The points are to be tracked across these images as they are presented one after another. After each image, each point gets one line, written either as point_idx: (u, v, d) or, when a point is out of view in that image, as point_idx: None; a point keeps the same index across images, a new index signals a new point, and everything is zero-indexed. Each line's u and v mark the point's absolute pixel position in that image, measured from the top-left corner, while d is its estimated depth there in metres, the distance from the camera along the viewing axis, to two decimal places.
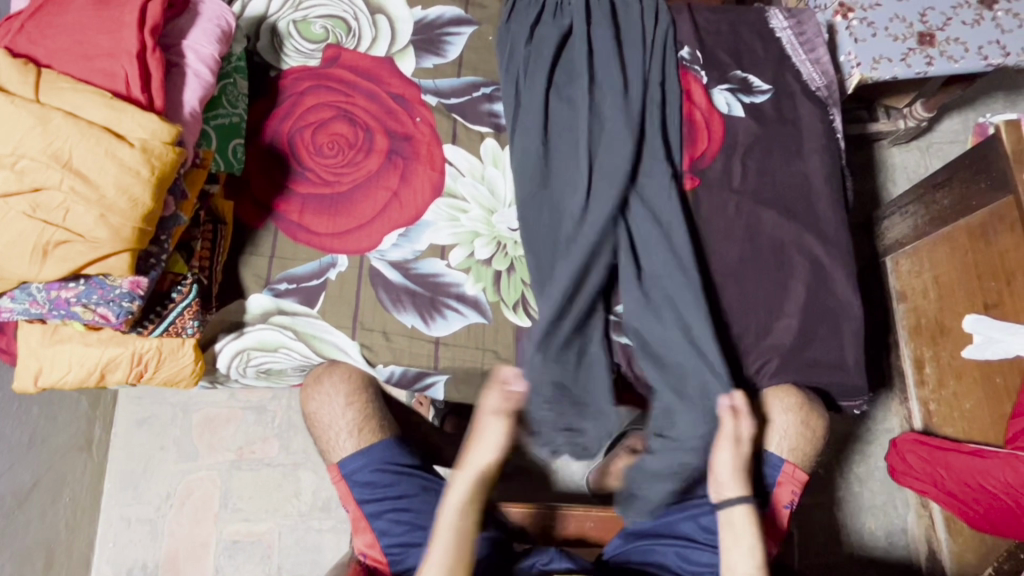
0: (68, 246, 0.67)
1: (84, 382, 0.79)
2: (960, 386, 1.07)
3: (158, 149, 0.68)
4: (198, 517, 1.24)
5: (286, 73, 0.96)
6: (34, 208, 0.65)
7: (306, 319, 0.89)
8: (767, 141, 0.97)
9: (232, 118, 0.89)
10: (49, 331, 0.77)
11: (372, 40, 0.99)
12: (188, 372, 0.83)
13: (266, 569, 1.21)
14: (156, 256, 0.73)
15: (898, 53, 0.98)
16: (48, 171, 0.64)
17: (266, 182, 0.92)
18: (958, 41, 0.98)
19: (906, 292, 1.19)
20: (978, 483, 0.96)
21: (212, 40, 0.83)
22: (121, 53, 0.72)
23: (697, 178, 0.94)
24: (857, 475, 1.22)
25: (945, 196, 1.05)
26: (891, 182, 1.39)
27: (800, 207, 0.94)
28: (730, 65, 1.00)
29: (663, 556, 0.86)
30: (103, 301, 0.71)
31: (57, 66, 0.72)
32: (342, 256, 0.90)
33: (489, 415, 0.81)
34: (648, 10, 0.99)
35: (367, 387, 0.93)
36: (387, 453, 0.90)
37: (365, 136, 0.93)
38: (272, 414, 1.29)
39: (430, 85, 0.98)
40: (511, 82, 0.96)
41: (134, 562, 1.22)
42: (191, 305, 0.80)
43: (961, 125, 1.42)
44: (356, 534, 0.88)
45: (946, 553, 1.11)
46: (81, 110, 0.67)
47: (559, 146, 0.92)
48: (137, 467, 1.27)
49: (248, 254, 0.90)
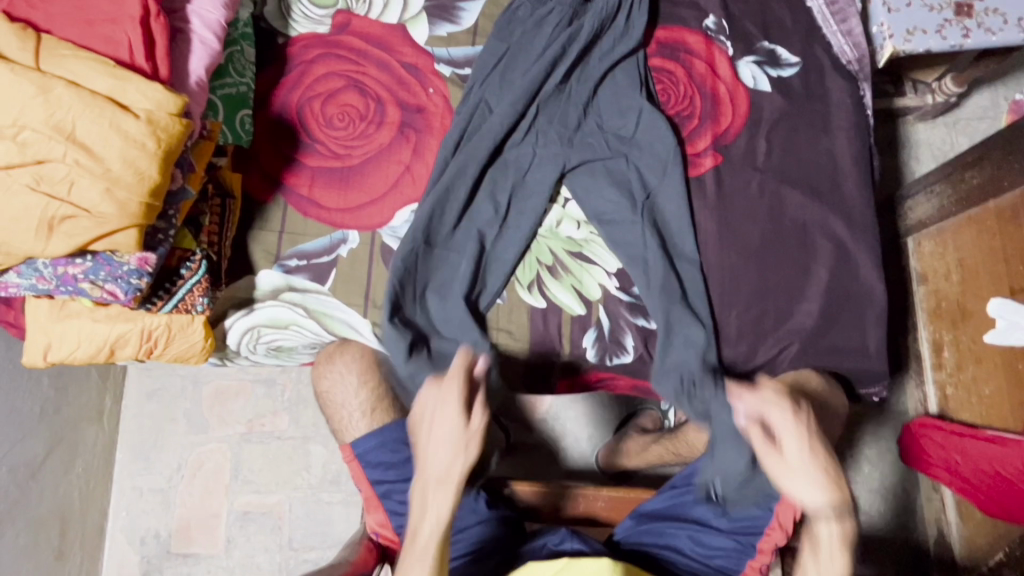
0: (74, 221, 0.65)
1: (93, 358, 0.78)
2: (980, 371, 1.04)
3: (164, 121, 0.66)
4: (210, 489, 1.25)
5: (294, 40, 0.93)
6: (38, 180, 0.63)
7: (317, 296, 0.87)
8: (793, 116, 0.93)
9: (239, 87, 0.86)
10: (56, 306, 0.75)
11: (382, 6, 0.95)
12: (198, 348, 0.82)
13: (277, 539, 1.23)
14: (164, 232, 0.71)
15: (934, 24, 0.93)
16: (51, 143, 0.62)
17: (275, 155, 0.89)
18: (997, 12, 0.93)
19: (926, 275, 1.16)
20: (995, 468, 0.95)
21: (218, 5, 0.80)
22: (124, 19, 0.69)
23: (719, 155, 0.91)
24: (867, 457, 1.22)
25: (975, 175, 1.01)
26: (915, 159, 1.35)
27: (825, 188, 0.91)
28: (757, 36, 0.96)
29: (675, 539, 0.85)
30: (111, 277, 0.70)
31: (56, 31, 0.68)
32: (353, 232, 0.88)
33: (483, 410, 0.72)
34: (624, 5, 0.92)
35: (379, 366, 0.88)
36: (402, 433, 0.86)
37: (376, 107, 0.90)
38: (281, 387, 1.29)
39: (444, 54, 0.94)
40: (477, 88, 0.90)
41: (147, 531, 1.23)
42: (201, 282, 0.78)
43: (991, 102, 1.37)
44: (368, 512, 0.85)
45: (956, 535, 1.10)
46: (84, 79, 0.65)
47: (524, 173, 0.89)
48: (148, 438, 1.27)
49: (257, 229, 0.88)
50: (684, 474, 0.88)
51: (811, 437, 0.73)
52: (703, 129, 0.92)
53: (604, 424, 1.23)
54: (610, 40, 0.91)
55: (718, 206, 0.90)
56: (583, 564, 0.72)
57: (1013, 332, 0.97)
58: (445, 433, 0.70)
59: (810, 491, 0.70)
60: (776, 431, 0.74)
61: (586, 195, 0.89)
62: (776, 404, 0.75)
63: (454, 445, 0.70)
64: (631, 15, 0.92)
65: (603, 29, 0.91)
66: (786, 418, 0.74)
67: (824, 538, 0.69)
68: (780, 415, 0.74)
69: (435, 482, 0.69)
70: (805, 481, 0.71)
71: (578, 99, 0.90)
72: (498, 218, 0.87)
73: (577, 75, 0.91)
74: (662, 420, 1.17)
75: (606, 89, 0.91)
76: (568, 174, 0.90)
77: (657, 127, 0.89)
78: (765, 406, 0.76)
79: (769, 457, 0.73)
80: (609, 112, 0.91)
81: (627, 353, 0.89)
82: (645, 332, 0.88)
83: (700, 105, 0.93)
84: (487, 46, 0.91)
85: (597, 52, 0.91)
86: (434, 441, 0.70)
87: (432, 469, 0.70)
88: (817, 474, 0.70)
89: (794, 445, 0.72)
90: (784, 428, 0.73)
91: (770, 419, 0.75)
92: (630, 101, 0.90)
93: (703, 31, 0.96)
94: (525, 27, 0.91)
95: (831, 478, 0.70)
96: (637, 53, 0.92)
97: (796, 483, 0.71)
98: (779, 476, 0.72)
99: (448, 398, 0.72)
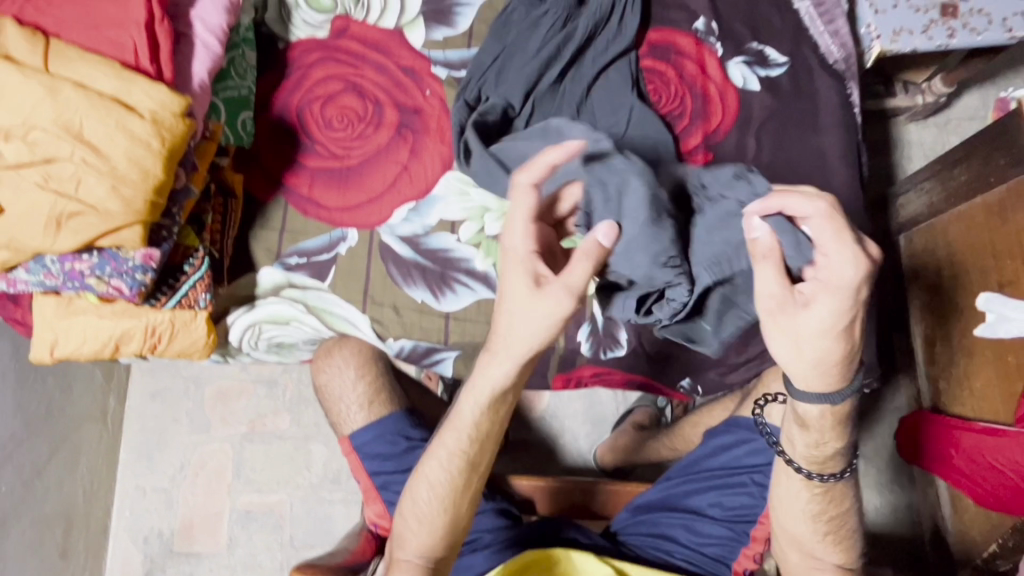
0: (81, 218, 0.66)
1: (99, 354, 0.80)
2: (971, 365, 1.05)
3: (169, 121, 0.68)
4: (212, 488, 1.26)
5: (294, 45, 0.95)
6: (46, 179, 0.65)
7: (317, 293, 0.89)
8: (783, 114, 0.95)
9: (240, 90, 0.88)
10: (63, 303, 0.77)
11: (381, 11, 0.97)
12: (201, 344, 0.84)
13: (279, 538, 1.24)
14: (168, 228, 0.73)
15: (919, 25, 0.95)
16: (60, 143, 0.64)
17: (275, 156, 0.91)
18: (981, 13, 0.95)
19: (918, 271, 1.17)
20: (988, 460, 0.96)
21: (220, 10, 0.82)
22: (130, 24, 0.71)
23: (710, 153, 0.94)
24: (863, 452, 1.24)
25: (964, 172, 1.04)
26: (907, 159, 1.37)
27: (815, 184, 0.93)
28: (746, 37, 0.98)
29: (670, 528, 0.86)
30: (117, 273, 0.72)
31: (64, 35, 0.71)
32: (352, 231, 0.90)
33: (562, 289, 0.61)
34: (616, 8, 0.94)
35: (376, 362, 0.93)
36: (399, 425, 0.88)
37: (375, 108, 0.93)
38: (282, 388, 1.30)
39: (440, 57, 0.97)
40: (473, 90, 0.92)
41: (151, 530, 1.24)
42: (204, 278, 0.80)
43: (981, 101, 1.39)
44: (368, 504, 0.87)
45: (951, 529, 1.10)
46: (91, 81, 0.67)
47: None
48: (151, 438, 1.28)
49: (258, 228, 0.90)
50: (680, 466, 0.90)
51: (852, 318, 0.60)
52: (693, 128, 0.94)
53: (603, 422, 1.25)
54: (603, 41, 0.93)
55: None
56: (576, 558, 0.76)
57: (1003, 325, 0.98)
58: (513, 303, 0.63)
59: (783, 351, 0.63)
60: (815, 231, 0.60)
61: None
62: (853, 264, 0.58)
63: (523, 318, 0.63)
64: (623, 18, 0.95)
65: (596, 31, 0.93)
66: (844, 278, 0.59)
67: (814, 417, 0.68)
68: (838, 271, 0.59)
69: (494, 355, 0.66)
70: (812, 350, 0.62)
71: (572, 99, 0.92)
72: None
73: (571, 76, 0.93)
74: (659, 417, 1.18)
75: (599, 89, 0.93)
76: None
77: (648, 126, 0.91)
78: (837, 253, 0.59)
79: (772, 262, 0.62)
80: (602, 111, 0.93)
81: (620, 346, 0.91)
82: (636, 326, 0.90)
83: (691, 104, 0.95)
84: (482, 48, 0.93)
85: (591, 53, 0.93)
86: (504, 309, 0.64)
87: (495, 341, 0.66)
88: (829, 346, 0.61)
89: (825, 321, 0.60)
90: (827, 233, 0.60)
91: (823, 251, 0.60)
92: (622, 100, 0.92)
93: (693, 32, 0.98)
94: (520, 29, 0.93)
95: (846, 357, 0.62)
96: (629, 55, 0.95)
97: (778, 346, 0.63)
98: (760, 257, 0.62)
99: (516, 263, 0.63)
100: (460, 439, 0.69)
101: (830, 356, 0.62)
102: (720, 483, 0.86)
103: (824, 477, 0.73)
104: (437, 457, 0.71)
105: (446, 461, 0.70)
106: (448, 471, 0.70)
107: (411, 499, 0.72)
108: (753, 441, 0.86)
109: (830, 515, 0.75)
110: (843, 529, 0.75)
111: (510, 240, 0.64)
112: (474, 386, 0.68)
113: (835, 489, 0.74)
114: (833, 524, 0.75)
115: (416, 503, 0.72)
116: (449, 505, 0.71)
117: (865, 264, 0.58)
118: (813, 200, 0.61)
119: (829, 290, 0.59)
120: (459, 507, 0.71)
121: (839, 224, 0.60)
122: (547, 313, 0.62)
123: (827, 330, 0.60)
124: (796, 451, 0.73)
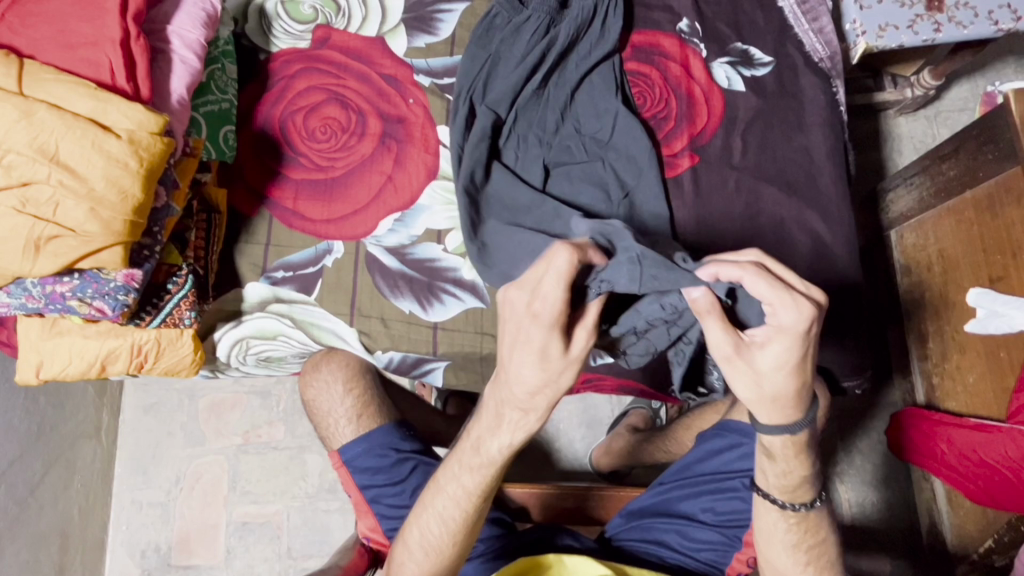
0: (60, 241, 0.66)
1: (85, 374, 0.80)
2: (964, 360, 1.04)
3: (146, 140, 0.67)
4: (208, 500, 1.26)
5: (275, 56, 0.95)
6: (23, 203, 0.65)
7: (304, 306, 0.89)
8: (768, 114, 0.95)
9: (221, 104, 0.87)
10: (47, 324, 0.77)
11: (362, 20, 0.97)
12: (188, 361, 0.84)
13: (276, 549, 1.24)
14: (149, 248, 0.73)
15: (905, 20, 0.94)
16: (35, 166, 0.64)
17: (258, 169, 0.91)
18: (967, 6, 0.94)
19: (910, 266, 1.16)
20: (978, 456, 0.95)
21: (198, 24, 0.81)
22: (105, 42, 0.71)
23: (695, 155, 0.93)
24: (859, 448, 1.24)
25: (951, 167, 1.04)
26: (897, 152, 1.36)
27: (801, 183, 0.92)
28: (730, 37, 0.98)
29: (663, 534, 0.85)
30: (99, 294, 0.71)
31: (39, 55, 0.70)
32: (338, 243, 0.90)
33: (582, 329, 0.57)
34: (597, 12, 0.93)
35: (364, 375, 0.93)
36: (388, 438, 0.89)
37: (358, 119, 0.92)
38: (276, 398, 1.30)
39: (422, 65, 0.96)
40: (460, 99, 0.91)
41: (148, 544, 1.24)
42: (188, 296, 0.80)
43: (970, 93, 1.39)
44: (359, 517, 0.88)
45: (947, 524, 1.10)
46: (67, 102, 0.66)
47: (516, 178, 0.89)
48: (145, 452, 1.28)
49: (244, 242, 0.89)
50: (670, 473, 0.90)
51: (804, 353, 0.58)
52: (678, 130, 0.94)
53: (598, 425, 1.25)
54: (586, 44, 0.93)
55: (696, 205, 0.91)
56: (568, 560, 0.77)
57: (992, 321, 0.97)
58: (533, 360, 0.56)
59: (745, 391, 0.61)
60: (751, 286, 0.55)
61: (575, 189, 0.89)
62: (790, 309, 0.55)
63: (546, 374, 0.58)
64: (607, 20, 0.94)
65: (579, 35, 0.92)
66: (792, 326, 0.55)
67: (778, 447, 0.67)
68: (784, 320, 0.55)
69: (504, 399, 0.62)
70: (771, 386, 0.60)
71: (556, 104, 0.92)
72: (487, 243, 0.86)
73: (554, 81, 0.92)
74: (654, 419, 1.18)
75: (583, 93, 0.93)
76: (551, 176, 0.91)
77: (632, 130, 0.90)
78: (775, 300, 0.55)
79: (715, 318, 0.59)
80: (586, 116, 0.92)
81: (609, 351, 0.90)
82: None
83: (676, 106, 0.94)
84: (467, 53, 0.92)
85: (575, 56, 0.93)
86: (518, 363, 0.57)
87: (514, 396, 0.60)
88: (783, 385, 0.60)
89: (774, 367, 0.58)
90: (768, 291, 0.55)
91: (768, 305, 0.56)
92: (607, 104, 0.92)
93: (677, 34, 0.98)
94: (504, 35, 0.92)
95: (800, 391, 0.61)
96: (613, 58, 0.94)
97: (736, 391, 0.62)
98: (703, 316, 0.59)
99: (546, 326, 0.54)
100: (474, 477, 0.68)
101: (784, 395, 0.61)
102: (713, 488, 0.86)
103: (797, 506, 0.72)
104: (449, 491, 0.69)
105: (459, 497, 0.69)
106: (461, 508, 0.69)
107: (419, 527, 0.71)
108: (743, 445, 0.86)
109: (809, 543, 0.74)
110: (824, 558, 0.74)
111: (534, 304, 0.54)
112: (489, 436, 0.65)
113: (811, 518, 0.73)
114: (813, 554, 0.74)
115: (429, 539, 0.70)
116: (469, 533, 0.71)
117: (811, 311, 0.55)
118: (742, 265, 0.56)
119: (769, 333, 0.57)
120: (472, 535, 0.71)
121: (770, 279, 0.55)
122: (574, 362, 0.57)
123: (771, 375, 0.59)
124: (768, 483, 0.71)
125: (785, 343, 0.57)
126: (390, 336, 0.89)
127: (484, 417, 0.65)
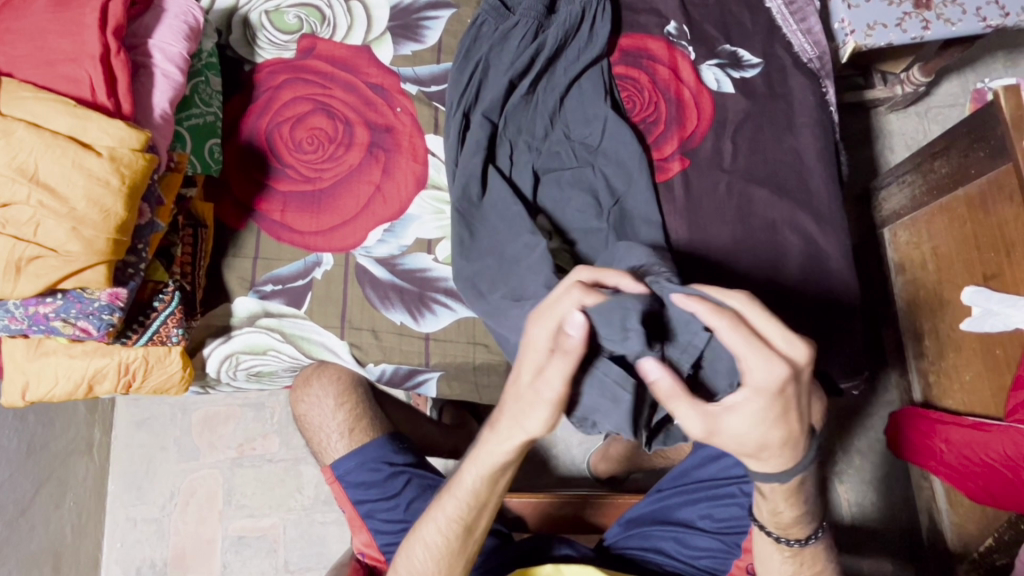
0: (42, 261, 0.65)
1: (72, 395, 0.78)
2: (959, 358, 1.04)
3: (127, 157, 0.66)
4: (203, 515, 1.25)
5: (260, 66, 0.94)
6: (4, 223, 0.64)
7: (293, 320, 0.88)
8: (757, 116, 0.94)
9: (206, 117, 0.86)
10: (32, 344, 0.75)
11: (347, 29, 0.96)
12: (177, 378, 0.82)
13: (273, 562, 1.22)
14: (133, 266, 0.72)
15: (893, 18, 0.94)
16: (14, 186, 0.63)
17: (245, 182, 0.90)
18: (955, 3, 0.94)
19: (904, 264, 1.16)
20: (977, 455, 0.95)
21: (180, 38, 0.81)
22: (83, 57, 0.70)
23: (685, 159, 0.92)
24: (857, 448, 1.24)
25: (943, 165, 1.04)
26: (889, 150, 1.36)
27: (792, 185, 0.92)
28: (718, 39, 0.97)
29: (660, 541, 0.85)
30: (83, 314, 0.70)
31: (18, 73, 0.69)
32: (327, 255, 0.89)
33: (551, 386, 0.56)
34: (585, 16, 0.93)
35: (356, 388, 0.92)
36: (381, 451, 0.88)
37: (345, 128, 0.91)
38: (270, 410, 1.29)
39: (409, 73, 0.96)
40: (451, 109, 0.90)
41: (142, 561, 1.23)
42: (175, 313, 0.79)
43: (960, 89, 1.38)
44: (354, 533, 0.87)
45: (947, 523, 1.09)
46: (46, 121, 0.65)
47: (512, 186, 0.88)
48: (139, 468, 1.27)
49: (231, 255, 0.89)
50: (668, 480, 0.89)
51: (788, 409, 0.55)
52: (668, 134, 0.93)
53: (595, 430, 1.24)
54: (574, 49, 0.92)
55: (689, 209, 0.90)
56: (565, 570, 0.75)
57: (989, 319, 0.96)
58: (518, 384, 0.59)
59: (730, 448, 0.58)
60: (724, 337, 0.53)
61: (567, 195, 0.89)
62: (768, 367, 0.52)
63: (524, 406, 0.59)
64: (595, 24, 0.94)
65: (567, 40, 0.92)
66: (768, 386, 0.53)
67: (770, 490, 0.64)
68: (758, 379, 0.53)
69: (496, 432, 0.64)
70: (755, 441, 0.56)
71: (545, 109, 0.91)
72: (473, 251, 0.85)
73: (543, 85, 0.92)
74: None
75: (573, 97, 0.92)
76: (541, 181, 0.90)
77: (622, 134, 0.90)
78: (750, 355, 0.53)
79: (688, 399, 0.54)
80: (576, 121, 0.92)
81: None
82: None
83: (665, 110, 0.94)
84: (456, 65, 0.91)
85: (563, 61, 0.92)
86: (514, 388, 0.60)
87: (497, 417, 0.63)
88: (766, 436, 0.56)
89: (757, 425, 0.55)
90: (741, 344, 0.53)
91: (741, 362, 0.53)
92: (596, 109, 0.91)
93: (665, 37, 0.97)
94: (492, 42, 0.91)
95: (789, 441, 0.57)
96: (601, 62, 0.93)
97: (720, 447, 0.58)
98: (668, 401, 0.54)
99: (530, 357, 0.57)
100: (459, 505, 0.69)
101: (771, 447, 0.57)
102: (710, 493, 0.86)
103: (790, 542, 0.70)
104: (436, 519, 0.70)
105: (443, 525, 0.69)
106: (444, 533, 0.70)
107: (405, 555, 0.72)
108: None
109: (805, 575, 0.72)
110: None
111: (534, 330, 0.55)
112: (476, 455, 0.66)
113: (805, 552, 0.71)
114: None
115: (411, 565, 0.71)
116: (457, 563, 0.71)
117: (784, 369, 0.52)
118: (719, 313, 0.53)
119: (757, 390, 0.53)
120: (452, 572, 0.71)
121: (745, 334, 0.53)
122: (541, 406, 0.58)
123: (756, 434, 0.56)
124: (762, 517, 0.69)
125: (767, 401, 0.53)
126: (382, 347, 0.88)
127: (477, 448, 0.66)
